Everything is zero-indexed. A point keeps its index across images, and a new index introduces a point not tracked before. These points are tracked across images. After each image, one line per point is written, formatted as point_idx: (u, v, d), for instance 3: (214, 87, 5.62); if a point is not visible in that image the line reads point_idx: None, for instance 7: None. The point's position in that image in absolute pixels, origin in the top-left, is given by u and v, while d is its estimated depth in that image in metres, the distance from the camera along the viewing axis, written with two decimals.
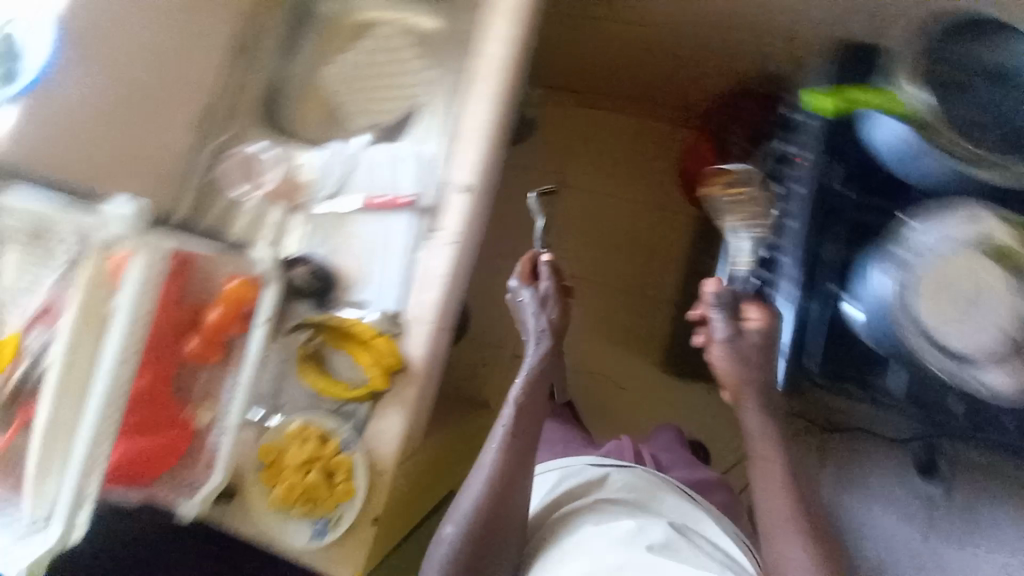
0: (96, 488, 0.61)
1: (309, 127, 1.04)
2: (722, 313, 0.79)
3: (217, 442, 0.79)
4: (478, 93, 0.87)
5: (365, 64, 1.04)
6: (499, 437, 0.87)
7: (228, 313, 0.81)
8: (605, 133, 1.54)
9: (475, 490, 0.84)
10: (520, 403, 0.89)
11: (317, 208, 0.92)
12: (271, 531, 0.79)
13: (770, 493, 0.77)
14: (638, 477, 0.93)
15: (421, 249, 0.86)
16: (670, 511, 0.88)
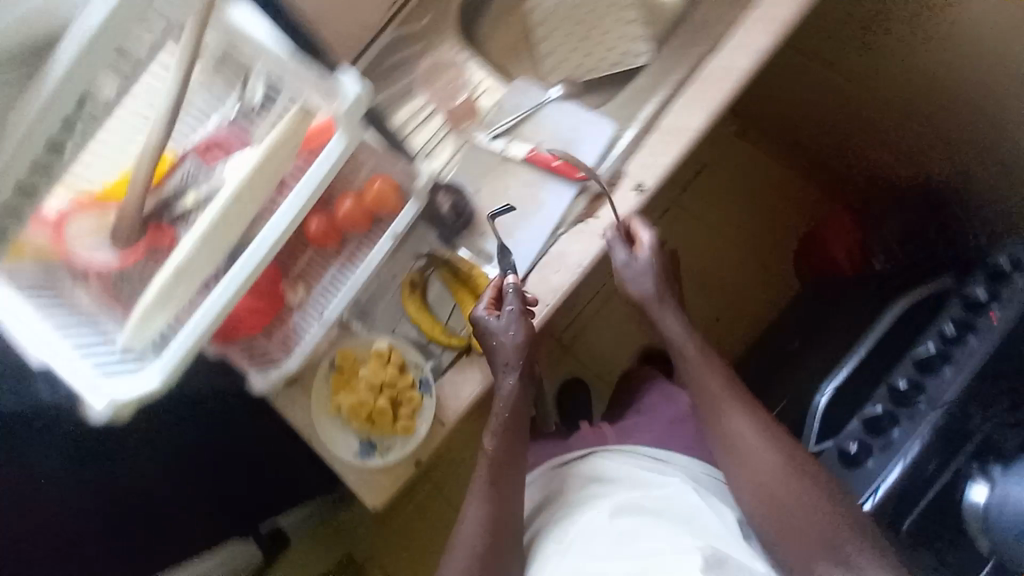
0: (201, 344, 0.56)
1: (495, 53, 0.97)
2: (616, 237, 0.77)
3: (305, 327, 0.78)
4: (696, 96, 0.79)
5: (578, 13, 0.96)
6: (481, 482, 0.73)
7: (363, 209, 0.79)
8: (753, 173, 1.43)
9: (465, 543, 0.70)
10: (492, 452, 0.74)
11: (480, 138, 0.87)
12: (320, 433, 0.78)
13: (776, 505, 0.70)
14: (585, 462, 0.83)
15: (572, 230, 0.80)
16: (637, 480, 0.78)
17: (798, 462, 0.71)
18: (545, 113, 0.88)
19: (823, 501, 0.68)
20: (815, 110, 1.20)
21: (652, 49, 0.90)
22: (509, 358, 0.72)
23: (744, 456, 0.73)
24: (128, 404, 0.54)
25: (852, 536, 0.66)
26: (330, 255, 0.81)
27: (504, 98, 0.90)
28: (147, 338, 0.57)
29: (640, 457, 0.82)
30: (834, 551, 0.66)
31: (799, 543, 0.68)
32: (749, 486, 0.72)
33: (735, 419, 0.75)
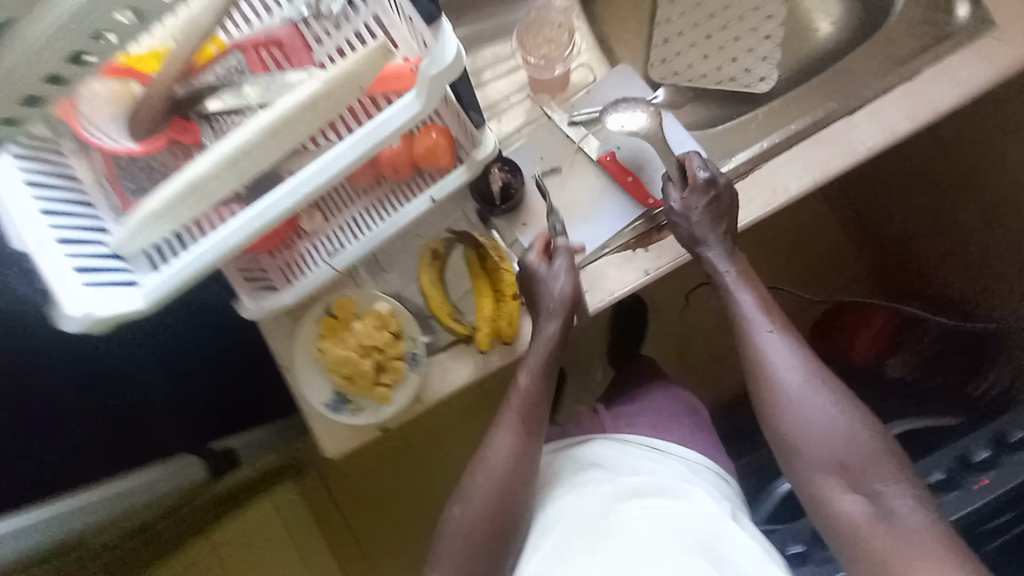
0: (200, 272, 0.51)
1: (602, 32, 0.88)
2: (673, 178, 0.73)
3: (312, 263, 0.74)
4: (805, 158, 0.70)
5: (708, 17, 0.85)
6: (512, 414, 0.70)
7: (406, 158, 0.71)
8: (834, 239, 1.25)
9: (474, 503, 0.66)
10: (527, 390, 0.70)
11: (556, 116, 0.77)
12: (297, 371, 0.75)
13: (827, 458, 0.62)
14: (573, 449, 0.80)
15: (613, 256, 0.72)
16: (624, 465, 0.75)
17: (831, 397, 0.64)
18: (640, 111, 0.76)
19: (860, 429, 0.62)
20: (911, 198, 1.09)
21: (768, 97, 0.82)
22: (554, 317, 0.69)
23: (770, 392, 0.66)
24: (106, 322, 0.47)
25: (881, 465, 0.60)
26: (358, 193, 0.74)
27: (600, 80, 0.78)
28: (142, 244, 0.52)
29: (627, 444, 0.80)
30: (871, 486, 0.59)
31: (821, 474, 0.62)
32: (773, 421, 0.66)
33: (769, 348, 0.68)
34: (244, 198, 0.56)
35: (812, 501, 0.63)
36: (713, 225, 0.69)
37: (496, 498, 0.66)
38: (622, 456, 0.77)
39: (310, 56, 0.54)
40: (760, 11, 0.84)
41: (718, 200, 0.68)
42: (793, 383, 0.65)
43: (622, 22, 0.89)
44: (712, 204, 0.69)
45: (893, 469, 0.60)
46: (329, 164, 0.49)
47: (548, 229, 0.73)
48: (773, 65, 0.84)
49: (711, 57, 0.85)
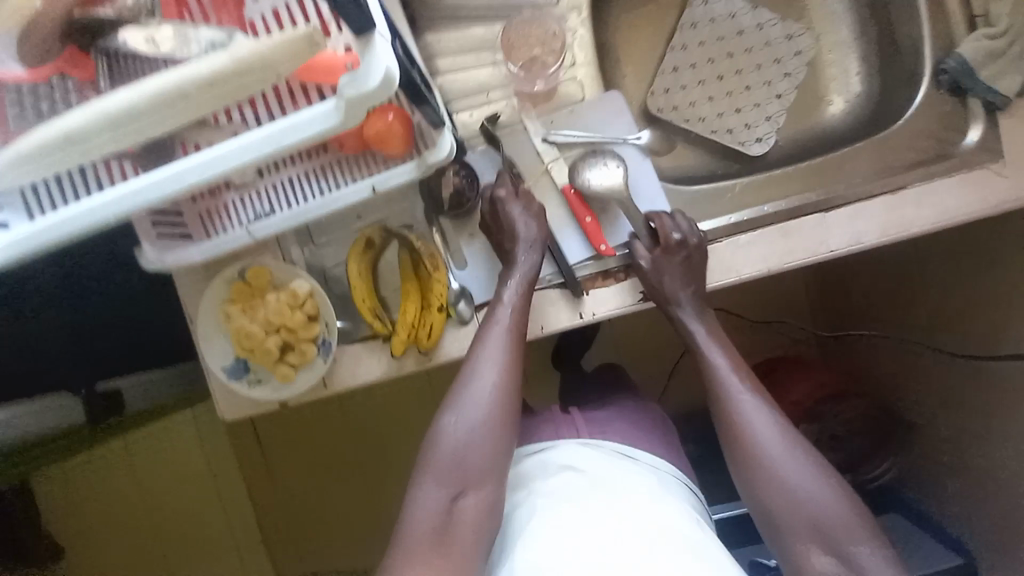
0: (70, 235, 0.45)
1: (612, 43, 0.80)
2: (642, 237, 0.69)
3: (235, 223, 0.69)
4: (773, 243, 0.67)
5: (723, 59, 0.79)
6: (501, 325, 0.65)
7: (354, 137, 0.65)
8: (793, 305, 1.28)
9: (472, 411, 0.63)
10: (510, 301, 0.66)
11: (532, 124, 0.70)
12: (200, 329, 0.71)
13: (801, 490, 0.60)
14: (540, 455, 0.77)
15: (547, 293, 0.69)
16: (596, 465, 0.73)
17: (798, 443, 0.63)
18: (614, 165, 0.69)
19: (833, 485, 0.61)
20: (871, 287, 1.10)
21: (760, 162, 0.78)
22: (529, 255, 0.66)
23: (741, 431, 0.64)
24: None
25: (851, 524, 0.59)
26: (301, 156, 0.68)
27: (588, 102, 0.71)
28: (13, 185, 0.45)
29: (593, 446, 0.77)
30: (845, 530, 0.58)
31: (797, 533, 0.60)
32: (742, 465, 0.64)
33: (739, 390, 0.66)
34: (138, 158, 0.49)
35: (785, 553, 0.61)
36: (683, 283, 0.68)
37: (494, 406, 0.64)
38: (591, 457, 0.75)
39: (242, 11, 0.48)
40: (779, 65, 0.80)
41: (689, 260, 0.67)
42: (763, 431, 0.64)
43: (636, 38, 0.81)
44: (684, 264, 0.67)
45: (861, 519, 0.59)
46: (241, 146, 0.43)
47: (506, 170, 0.69)
48: (774, 128, 0.79)
49: (716, 100, 0.79)
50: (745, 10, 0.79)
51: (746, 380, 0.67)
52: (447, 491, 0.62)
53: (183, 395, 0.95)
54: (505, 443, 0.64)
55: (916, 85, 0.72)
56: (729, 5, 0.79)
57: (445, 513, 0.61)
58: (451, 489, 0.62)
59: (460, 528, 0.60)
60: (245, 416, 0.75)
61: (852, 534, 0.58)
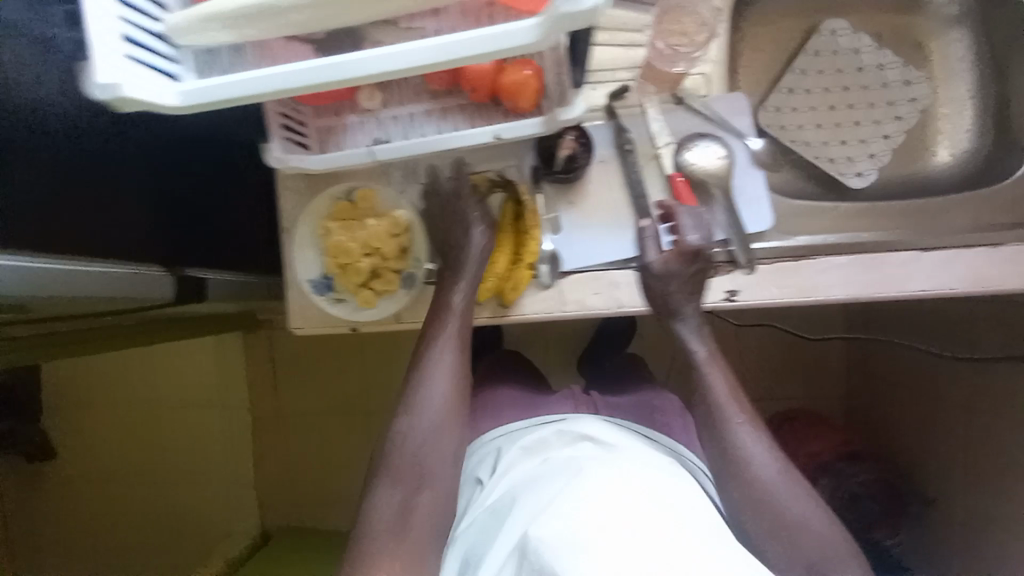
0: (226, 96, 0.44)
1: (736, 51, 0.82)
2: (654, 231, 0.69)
3: (353, 143, 0.72)
4: (865, 268, 0.69)
5: (838, 88, 0.81)
6: (450, 336, 0.68)
7: (487, 78, 0.67)
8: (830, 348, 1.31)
9: (424, 411, 0.67)
10: (457, 307, 0.69)
11: (654, 108, 0.71)
12: (296, 240, 0.74)
13: (797, 509, 0.66)
14: (560, 424, 0.83)
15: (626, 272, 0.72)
16: (622, 439, 0.78)
17: (782, 463, 0.69)
18: (716, 148, 0.69)
19: (820, 513, 0.67)
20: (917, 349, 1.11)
21: (858, 193, 0.80)
22: (472, 267, 0.69)
23: (742, 463, 0.68)
24: (130, 105, 0.43)
25: (836, 548, 0.66)
26: (427, 94, 0.71)
27: (711, 97, 0.71)
28: (199, 43, 0.47)
29: (616, 426, 0.83)
30: (812, 542, 0.65)
31: (787, 560, 0.66)
32: (742, 492, 0.68)
33: (734, 413, 0.70)
34: (311, 46, 0.51)
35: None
36: (689, 294, 0.70)
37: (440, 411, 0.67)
38: (608, 435, 0.79)
39: None
40: (892, 107, 0.82)
41: (699, 272, 0.69)
42: (753, 450, 0.69)
43: (759, 52, 0.83)
44: (694, 277, 0.69)
45: (832, 532, 0.66)
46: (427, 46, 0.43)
47: (616, 146, 0.71)
48: (876, 165, 0.81)
49: (824, 127, 0.81)
50: (870, 48, 0.81)
51: (743, 406, 0.71)
52: (401, 494, 0.65)
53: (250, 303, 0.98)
54: (454, 442, 0.68)
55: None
56: (855, 40, 0.81)
57: (400, 510, 0.64)
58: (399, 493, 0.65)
59: (412, 534, 0.64)
60: (317, 332, 0.77)
61: (819, 547, 0.65)
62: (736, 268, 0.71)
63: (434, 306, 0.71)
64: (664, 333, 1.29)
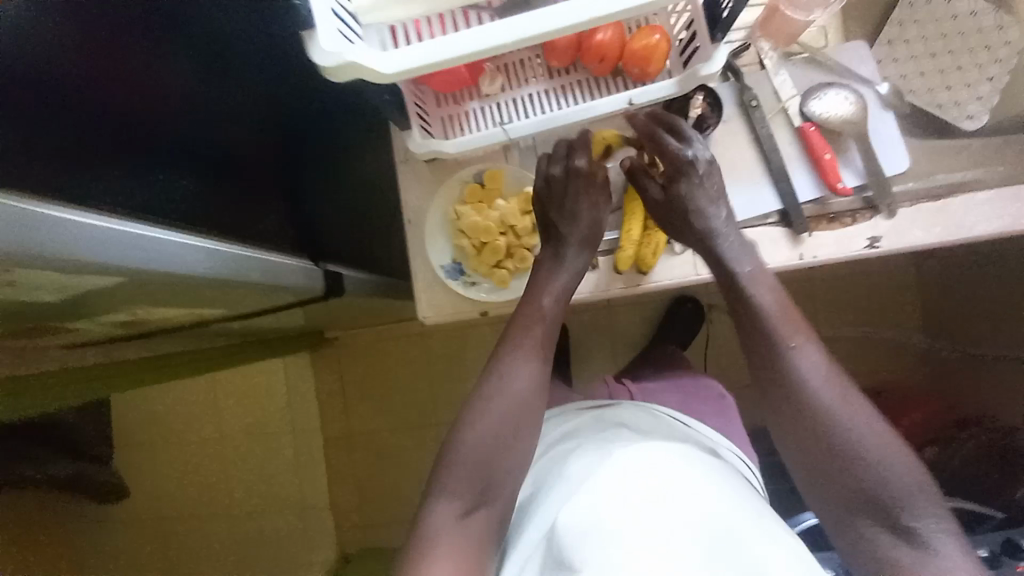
0: (438, 60, 0.46)
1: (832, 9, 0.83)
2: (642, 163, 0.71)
3: (477, 127, 0.73)
4: (1002, 204, 0.69)
5: (938, 35, 0.81)
6: (530, 344, 0.66)
7: (613, 44, 0.67)
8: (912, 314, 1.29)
9: (491, 417, 0.63)
10: (547, 311, 0.68)
11: (776, 63, 0.72)
12: (425, 226, 0.74)
13: (880, 446, 0.59)
14: (598, 412, 0.84)
15: (758, 230, 0.72)
16: (655, 428, 0.79)
17: (843, 388, 0.62)
18: (845, 95, 0.70)
19: (898, 454, 0.59)
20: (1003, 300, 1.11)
21: (968, 136, 0.80)
22: (568, 271, 0.70)
23: (798, 393, 0.62)
24: (344, 74, 0.44)
25: (919, 498, 0.57)
26: (546, 73, 0.72)
27: (830, 48, 0.72)
28: (385, 18, 0.47)
29: (652, 411, 0.86)
30: (868, 475, 0.58)
31: (850, 508, 0.59)
32: (794, 433, 0.62)
33: (785, 336, 0.64)
34: (492, 12, 0.52)
35: (845, 536, 0.59)
36: (710, 201, 0.69)
37: (503, 426, 0.63)
38: (649, 424, 0.80)
39: None
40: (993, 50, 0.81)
41: (707, 177, 0.69)
42: (813, 373, 0.62)
43: (855, 7, 0.83)
44: (704, 182, 0.69)
45: (894, 463, 0.58)
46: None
47: (742, 103, 0.71)
48: (987, 107, 0.81)
49: (927, 75, 0.81)
50: None
51: (801, 331, 0.64)
52: (464, 503, 0.60)
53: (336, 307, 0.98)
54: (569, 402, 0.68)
55: None
56: None
57: (457, 521, 0.59)
58: (474, 470, 0.62)
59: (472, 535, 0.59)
60: (447, 320, 0.76)
61: (877, 479, 0.58)
62: (876, 213, 0.70)
63: (520, 312, 0.69)
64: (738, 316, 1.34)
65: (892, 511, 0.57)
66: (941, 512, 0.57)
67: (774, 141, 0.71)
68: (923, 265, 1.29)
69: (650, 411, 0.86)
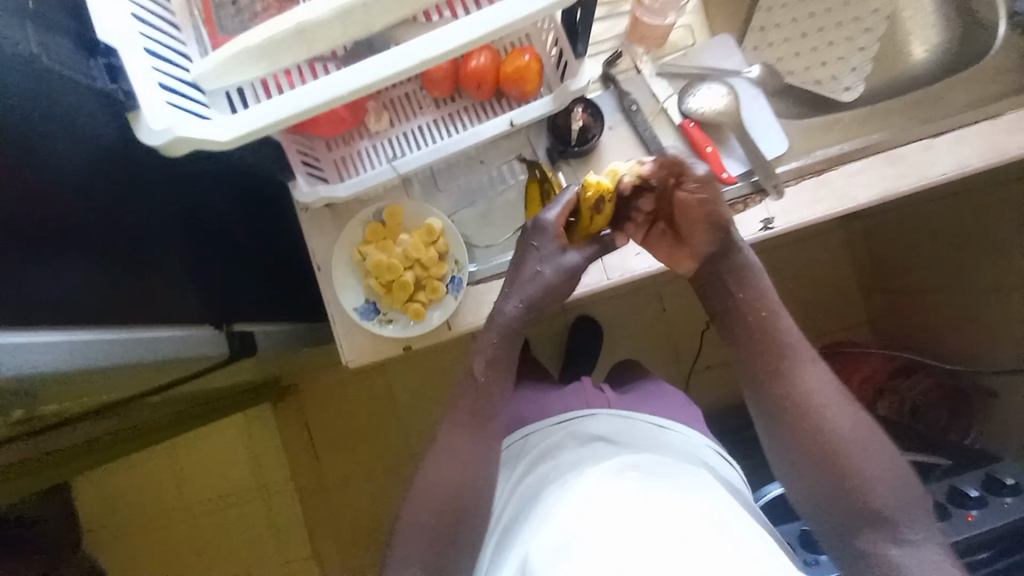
0: (279, 123, 0.45)
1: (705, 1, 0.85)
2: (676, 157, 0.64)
3: (370, 166, 0.72)
4: (883, 170, 0.71)
5: (808, 14, 0.84)
6: (462, 409, 0.68)
7: (488, 69, 0.67)
8: (850, 276, 1.33)
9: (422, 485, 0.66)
10: (479, 376, 0.68)
11: (649, 67, 0.74)
12: (334, 270, 0.74)
13: (879, 456, 0.61)
14: (570, 425, 0.81)
15: None
16: (621, 436, 0.77)
17: (839, 393, 0.64)
18: (717, 91, 0.72)
19: (896, 468, 0.61)
20: (923, 252, 1.14)
21: (851, 105, 0.83)
22: (496, 330, 0.68)
23: (809, 405, 0.63)
24: (183, 147, 0.43)
25: (920, 516, 0.60)
26: (431, 104, 0.73)
27: (699, 47, 0.75)
28: (224, 83, 0.46)
29: (624, 417, 0.83)
30: (866, 485, 0.60)
31: (857, 525, 0.60)
32: (805, 441, 0.63)
33: (801, 355, 0.65)
34: (340, 60, 0.52)
35: (853, 552, 0.60)
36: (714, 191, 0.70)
37: (423, 495, 0.65)
38: (631, 434, 0.78)
39: None
40: (860, 21, 0.85)
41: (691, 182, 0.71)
42: (815, 386, 0.64)
43: None
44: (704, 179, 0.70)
45: (893, 477, 0.61)
46: (462, 29, 0.45)
47: (623, 110, 0.72)
48: (859, 78, 0.85)
49: (802, 55, 0.84)
50: None
51: (811, 350, 0.67)
52: None
53: (275, 359, 0.97)
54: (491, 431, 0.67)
55: (997, 28, 0.79)
56: None
57: None
58: None
59: None
60: (371, 361, 0.75)
61: (882, 495, 0.60)
62: (766, 196, 0.71)
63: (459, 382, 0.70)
64: (679, 311, 1.41)
65: (898, 524, 0.59)
66: (937, 533, 0.60)
67: (660, 141, 0.73)
68: (850, 226, 1.32)
69: (623, 423, 0.81)
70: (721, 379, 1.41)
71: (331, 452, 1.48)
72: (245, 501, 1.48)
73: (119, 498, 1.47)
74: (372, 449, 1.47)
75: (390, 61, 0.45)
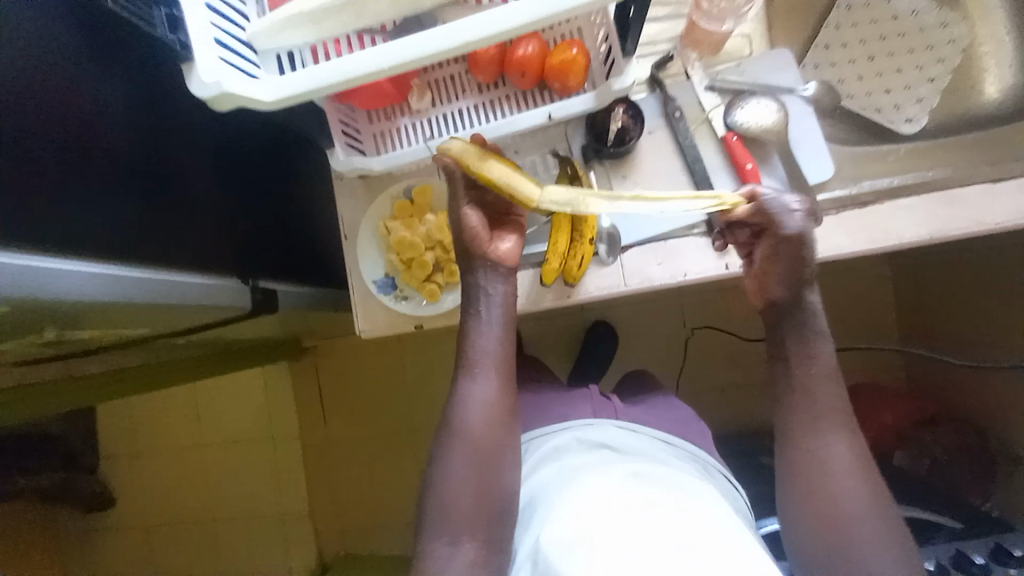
0: (320, 90, 0.46)
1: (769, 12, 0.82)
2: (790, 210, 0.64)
3: (407, 143, 0.73)
4: (932, 209, 0.67)
5: (877, 36, 0.80)
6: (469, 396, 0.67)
7: (535, 59, 0.67)
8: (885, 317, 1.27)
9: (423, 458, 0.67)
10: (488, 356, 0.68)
11: (699, 74, 0.72)
12: (358, 240, 0.75)
13: (877, 522, 0.59)
14: (578, 431, 0.80)
15: (676, 241, 0.72)
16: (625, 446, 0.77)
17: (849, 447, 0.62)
18: (767, 106, 0.69)
19: (898, 541, 0.59)
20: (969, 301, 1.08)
21: (909, 137, 0.79)
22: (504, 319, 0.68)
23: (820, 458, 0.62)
24: (227, 102, 0.45)
25: None
26: (475, 88, 0.73)
27: (755, 59, 0.73)
28: (273, 44, 0.48)
29: (630, 429, 0.81)
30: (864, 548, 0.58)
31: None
32: (809, 490, 0.62)
33: (823, 411, 0.63)
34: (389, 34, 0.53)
35: None
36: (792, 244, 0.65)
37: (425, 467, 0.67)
38: (635, 444, 0.77)
39: None
40: (933, 51, 0.80)
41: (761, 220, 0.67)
42: (830, 443, 0.62)
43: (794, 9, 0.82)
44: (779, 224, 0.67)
45: (896, 548, 0.59)
46: (509, 15, 0.45)
47: (667, 116, 0.71)
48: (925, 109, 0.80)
49: (864, 79, 0.80)
50: None
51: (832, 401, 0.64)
52: None
53: (294, 319, 1.00)
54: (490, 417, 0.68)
55: None
56: None
57: None
58: None
59: None
60: (383, 334, 0.76)
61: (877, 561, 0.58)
62: None
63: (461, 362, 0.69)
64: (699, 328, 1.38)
65: None
66: None
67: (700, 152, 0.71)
68: (893, 264, 1.26)
69: (629, 434, 0.80)
70: (733, 403, 1.38)
71: (339, 417, 1.52)
72: (253, 448, 1.54)
73: (134, 427, 1.54)
74: (379, 421, 1.51)
75: (433, 40, 0.45)
